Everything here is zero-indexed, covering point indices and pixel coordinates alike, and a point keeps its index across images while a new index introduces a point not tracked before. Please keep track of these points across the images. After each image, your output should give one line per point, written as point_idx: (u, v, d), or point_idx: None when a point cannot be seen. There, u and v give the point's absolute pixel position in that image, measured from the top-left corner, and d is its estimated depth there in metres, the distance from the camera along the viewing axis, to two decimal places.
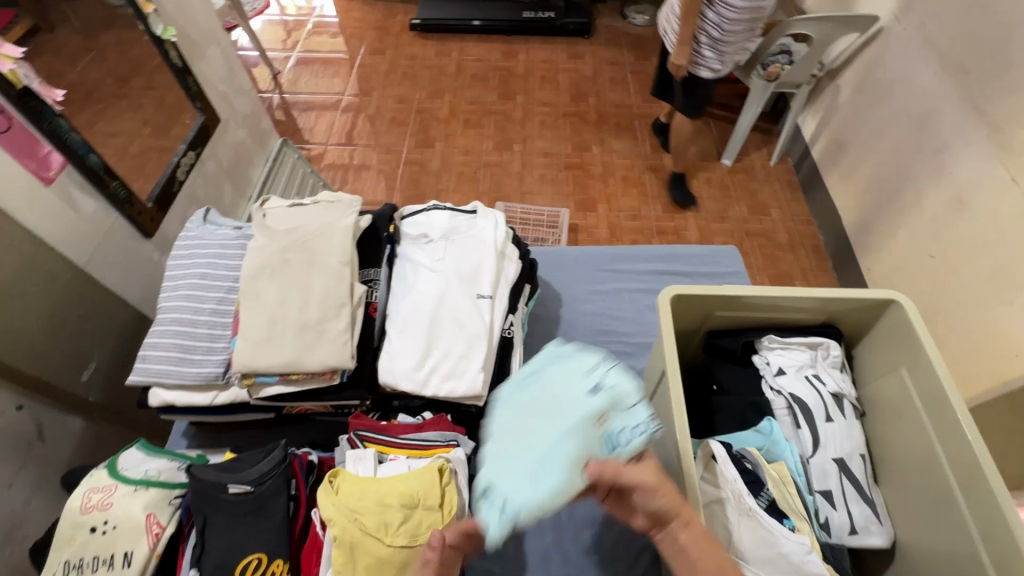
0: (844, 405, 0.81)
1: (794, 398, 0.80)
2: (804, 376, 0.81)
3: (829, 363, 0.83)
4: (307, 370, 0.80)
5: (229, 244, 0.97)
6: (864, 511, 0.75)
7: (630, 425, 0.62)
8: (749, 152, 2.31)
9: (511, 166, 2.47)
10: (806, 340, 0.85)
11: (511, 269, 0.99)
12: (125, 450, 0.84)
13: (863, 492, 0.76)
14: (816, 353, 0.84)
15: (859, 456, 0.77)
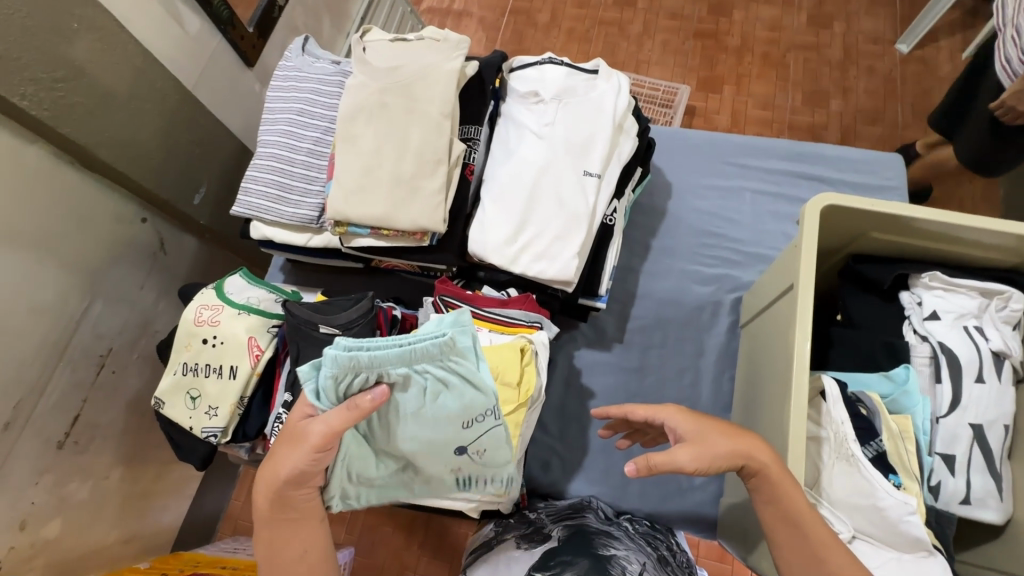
0: (1003, 366, 0.67)
1: (942, 347, 0.68)
2: (961, 327, 0.68)
3: (1001, 316, 0.68)
4: (398, 227, 0.77)
5: (327, 80, 0.90)
6: (987, 486, 0.65)
7: (495, 477, 0.72)
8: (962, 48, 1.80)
9: (630, 28, 2.18)
10: (981, 285, 0.69)
11: (627, 146, 0.85)
12: (230, 276, 0.89)
13: (993, 467, 0.66)
14: (988, 301, 0.69)
15: (1004, 427, 0.66)
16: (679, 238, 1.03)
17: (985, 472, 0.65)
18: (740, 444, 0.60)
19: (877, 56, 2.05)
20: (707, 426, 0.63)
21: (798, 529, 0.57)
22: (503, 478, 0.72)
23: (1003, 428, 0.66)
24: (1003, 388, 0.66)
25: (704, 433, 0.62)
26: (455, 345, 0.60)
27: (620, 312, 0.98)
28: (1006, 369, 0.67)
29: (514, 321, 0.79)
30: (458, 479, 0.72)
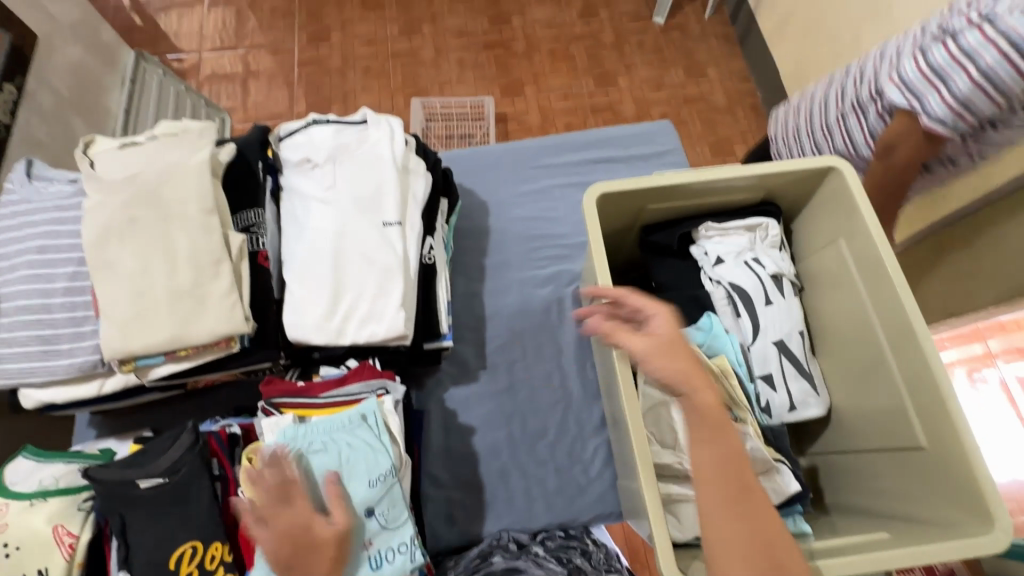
0: (784, 284, 0.77)
1: (733, 286, 0.76)
2: (742, 263, 0.77)
3: (768, 243, 0.78)
4: (195, 343, 0.69)
5: (65, 203, 0.79)
6: (803, 387, 0.75)
7: (393, 545, 0.68)
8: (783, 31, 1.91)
9: (423, 53, 2.23)
10: (744, 222, 0.79)
11: (420, 185, 0.85)
12: (13, 460, 0.74)
13: (802, 371, 0.75)
14: (754, 235, 0.79)
15: (800, 334, 0.76)
16: (509, 249, 1.06)
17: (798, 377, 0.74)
18: (689, 370, 0.59)
19: (642, 31, 2.30)
20: (676, 342, 0.61)
21: (724, 464, 0.56)
22: (406, 540, 0.68)
23: (797, 336, 0.76)
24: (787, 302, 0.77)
25: (669, 350, 0.60)
26: (363, 414, 0.72)
27: (476, 339, 0.98)
28: (785, 286, 0.77)
29: (358, 398, 0.75)
30: (370, 558, 0.66)
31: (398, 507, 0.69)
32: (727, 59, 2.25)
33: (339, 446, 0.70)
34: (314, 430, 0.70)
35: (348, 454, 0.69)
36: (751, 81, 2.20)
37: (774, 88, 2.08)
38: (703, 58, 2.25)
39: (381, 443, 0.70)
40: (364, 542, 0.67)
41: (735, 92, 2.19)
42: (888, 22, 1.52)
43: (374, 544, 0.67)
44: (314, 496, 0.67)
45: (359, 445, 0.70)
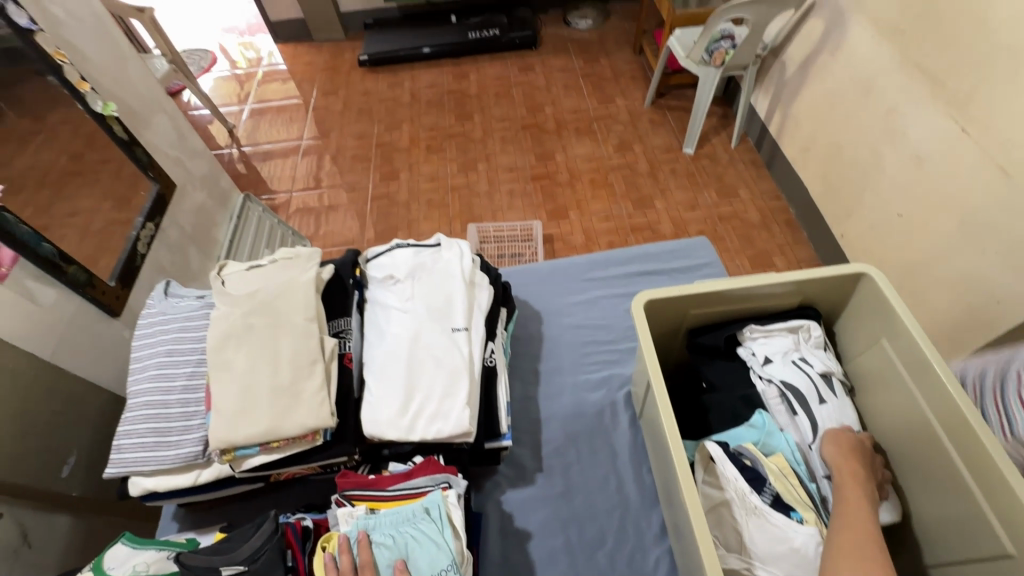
0: (834, 384, 0.80)
1: (786, 384, 0.78)
2: (791, 362, 0.80)
3: (813, 344, 0.82)
4: (286, 435, 0.77)
5: (192, 315, 0.95)
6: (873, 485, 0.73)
7: None
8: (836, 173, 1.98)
9: (478, 186, 2.55)
10: (787, 325, 0.83)
11: (483, 296, 0.97)
12: (112, 547, 0.81)
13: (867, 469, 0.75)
14: (799, 336, 0.83)
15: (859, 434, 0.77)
16: (562, 355, 1.13)
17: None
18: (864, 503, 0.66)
19: (674, 160, 2.56)
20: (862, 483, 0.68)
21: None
22: None
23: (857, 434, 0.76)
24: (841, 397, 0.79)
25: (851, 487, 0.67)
26: (427, 507, 0.75)
27: (532, 441, 1.02)
28: (837, 383, 0.80)
29: (423, 491, 0.79)
30: None
31: None
32: (757, 181, 2.44)
33: (404, 536, 0.73)
34: (383, 522, 0.74)
35: (412, 546, 0.72)
36: (783, 199, 2.35)
37: (806, 204, 2.21)
38: (734, 181, 2.45)
39: (443, 537, 0.72)
40: None
41: (768, 209, 2.33)
42: (904, 145, 1.66)
43: None
44: None
45: (424, 536, 0.72)
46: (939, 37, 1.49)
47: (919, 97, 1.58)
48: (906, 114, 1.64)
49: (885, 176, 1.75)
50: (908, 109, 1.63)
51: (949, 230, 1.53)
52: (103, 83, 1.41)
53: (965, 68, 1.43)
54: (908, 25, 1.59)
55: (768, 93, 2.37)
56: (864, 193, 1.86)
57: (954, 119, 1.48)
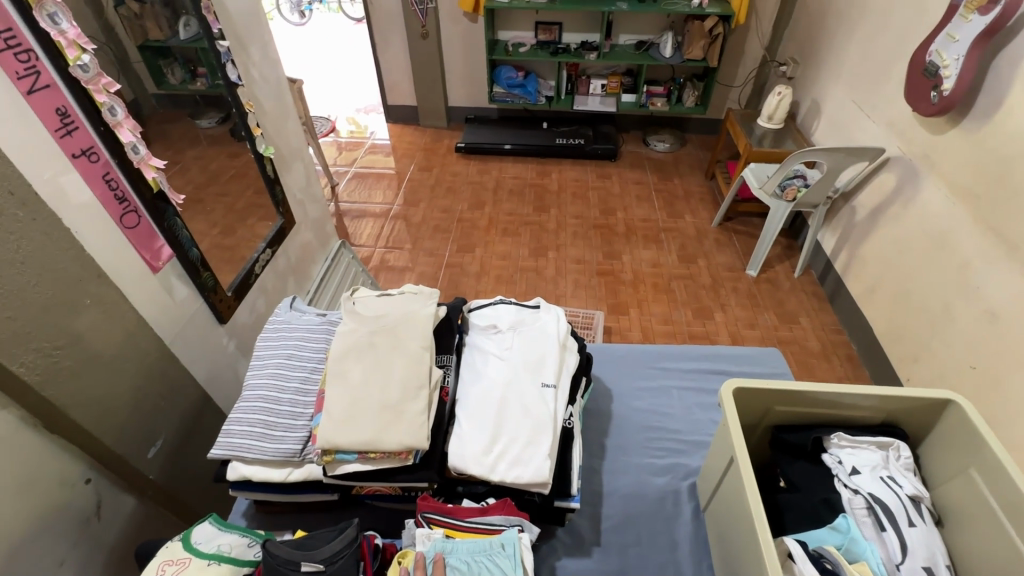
0: (923, 509, 0.79)
1: (873, 497, 0.79)
2: (879, 477, 0.81)
3: (902, 464, 0.84)
4: (385, 449, 0.84)
5: (315, 328, 1.07)
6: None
7: None
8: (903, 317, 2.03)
9: (546, 271, 2.71)
10: (874, 439, 0.85)
11: (573, 360, 1.05)
12: (199, 524, 0.86)
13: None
14: (887, 453, 0.85)
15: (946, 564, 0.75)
16: (628, 435, 1.16)
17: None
18: None
19: (736, 279, 2.66)
20: None
21: None
22: None
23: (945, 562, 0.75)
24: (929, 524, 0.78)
25: None
26: (502, 543, 0.80)
27: (592, 512, 1.03)
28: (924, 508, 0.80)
29: (497, 529, 0.84)
30: None
31: None
32: (819, 313, 2.48)
33: (477, 566, 0.78)
34: (459, 549, 0.79)
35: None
36: (844, 334, 2.37)
37: (869, 343, 2.22)
38: (795, 308, 2.50)
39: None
40: None
41: (829, 341, 2.35)
42: (978, 300, 1.70)
43: None
44: None
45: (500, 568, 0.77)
46: (1017, 203, 1.58)
47: (996, 257, 1.64)
48: (981, 271, 1.69)
49: (958, 327, 1.77)
50: (985, 267, 1.68)
51: None
52: (269, 131, 1.69)
53: None
54: (984, 191, 1.69)
55: (836, 232, 2.49)
56: (935, 340, 1.87)
57: None
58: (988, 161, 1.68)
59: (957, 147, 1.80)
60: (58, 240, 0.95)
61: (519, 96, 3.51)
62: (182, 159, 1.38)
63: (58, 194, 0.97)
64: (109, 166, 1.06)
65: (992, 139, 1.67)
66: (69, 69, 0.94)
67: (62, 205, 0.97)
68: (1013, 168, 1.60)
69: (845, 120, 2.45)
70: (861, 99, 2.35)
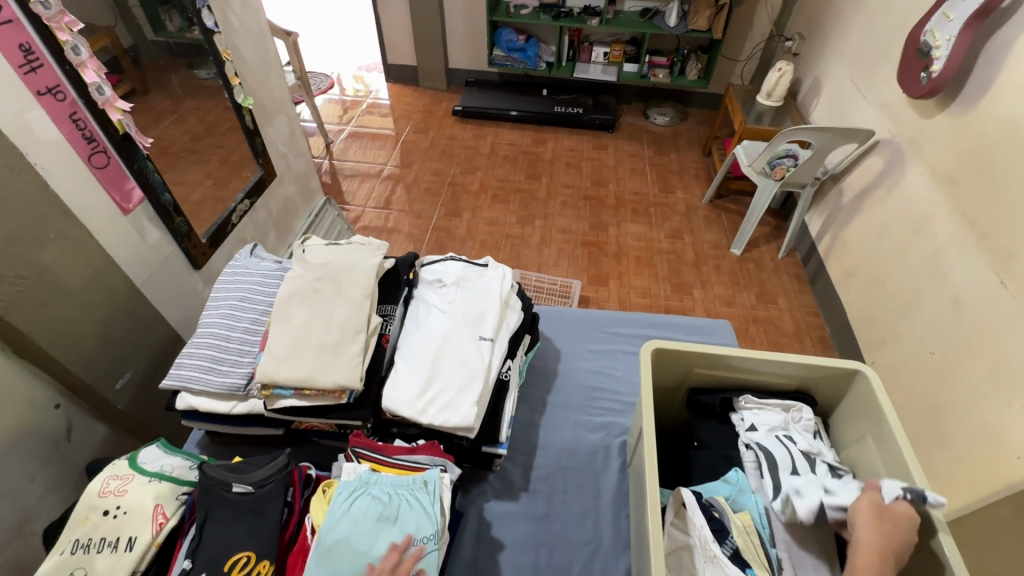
0: (816, 464, 0.81)
1: (761, 448, 0.83)
2: (775, 436, 0.84)
3: (801, 426, 0.87)
4: (320, 387, 0.89)
5: (269, 274, 1.11)
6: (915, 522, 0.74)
7: None
8: (878, 302, 2.02)
9: (531, 239, 2.73)
10: (781, 403, 0.90)
11: (513, 317, 1.09)
12: (146, 446, 0.93)
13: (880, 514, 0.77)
14: (789, 415, 0.88)
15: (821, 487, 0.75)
16: (570, 393, 1.21)
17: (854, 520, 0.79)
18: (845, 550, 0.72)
19: (720, 257, 2.67)
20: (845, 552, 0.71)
21: None
22: None
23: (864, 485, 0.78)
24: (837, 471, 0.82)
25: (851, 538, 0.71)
26: (425, 481, 0.84)
27: (524, 461, 1.09)
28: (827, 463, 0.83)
29: (421, 467, 0.89)
30: None
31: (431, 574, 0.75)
32: (797, 294, 2.50)
33: (399, 498, 0.81)
34: (383, 481, 0.83)
35: (404, 510, 0.80)
36: (820, 317, 2.40)
37: (841, 326, 2.24)
38: (775, 289, 2.52)
39: (432, 509, 0.81)
40: None
41: (804, 322, 2.38)
42: (945, 287, 1.71)
43: None
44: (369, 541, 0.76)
45: (418, 497, 0.81)
46: (990, 190, 1.57)
47: (965, 245, 1.65)
48: (950, 258, 1.70)
49: (924, 313, 1.78)
50: (954, 254, 1.68)
51: (977, 377, 1.53)
52: (250, 81, 1.69)
53: (1010, 225, 1.49)
54: (962, 178, 1.68)
55: (823, 215, 2.47)
56: (901, 324, 1.88)
57: (996, 271, 1.53)
58: (969, 147, 1.66)
59: (943, 132, 1.77)
60: (21, 174, 0.99)
61: (519, 61, 3.45)
62: (178, 109, 1.50)
63: (23, 131, 1.00)
64: (76, 105, 1.08)
65: (976, 125, 1.65)
66: (30, 6, 0.96)
67: (26, 141, 1.00)
68: (991, 155, 1.58)
69: (843, 100, 2.40)
70: (859, 79, 2.30)
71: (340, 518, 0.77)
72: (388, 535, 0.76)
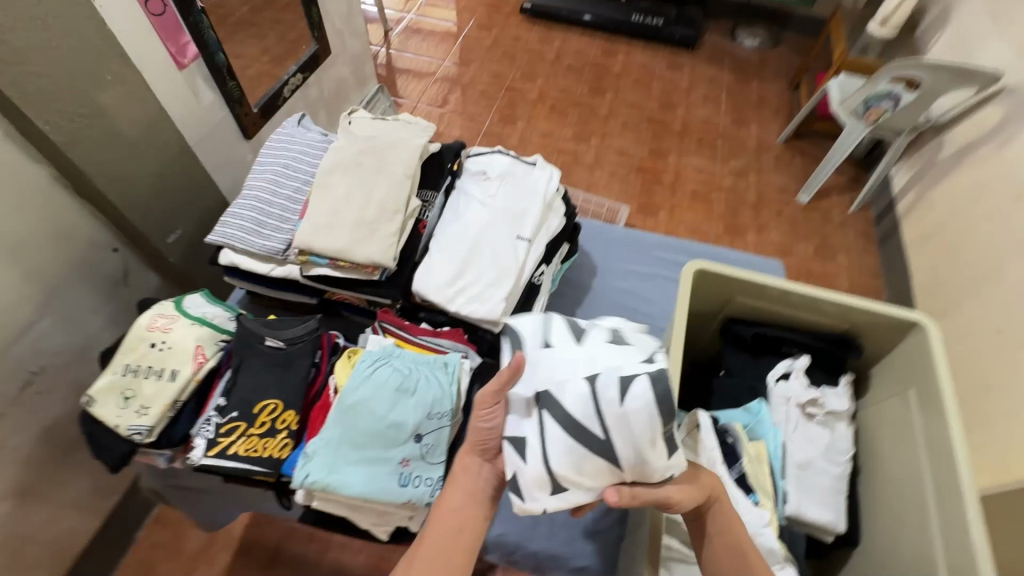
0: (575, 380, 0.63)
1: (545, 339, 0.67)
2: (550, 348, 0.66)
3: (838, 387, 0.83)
4: (354, 260, 0.90)
5: (314, 145, 1.09)
6: (653, 387, 0.60)
7: (424, 475, 0.77)
8: (951, 271, 1.86)
9: (584, 157, 2.61)
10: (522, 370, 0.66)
11: (555, 222, 1.05)
12: (190, 295, 0.97)
13: (621, 374, 0.61)
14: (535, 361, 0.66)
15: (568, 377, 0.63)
16: (601, 310, 1.19)
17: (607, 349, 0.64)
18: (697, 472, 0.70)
19: (784, 202, 2.48)
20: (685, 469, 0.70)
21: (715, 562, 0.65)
22: (434, 478, 0.77)
23: (593, 428, 0.60)
24: (551, 411, 0.62)
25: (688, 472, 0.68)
26: (446, 362, 0.85)
27: None
28: (538, 417, 0.63)
29: (442, 350, 0.91)
30: (401, 475, 0.76)
31: (441, 446, 0.79)
32: (861, 253, 2.32)
33: (417, 372, 0.83)
34: (405, 356, 0.85)
35: (422, 385, 0.82)
36: (880, 281, 2.24)
37: (902, 293, 2.09)
38: (837, 245, 2.35)
39: (449, 388, 0.82)
40: (404, 461, 0.77)
41: (860, 283, 2.23)
42: None
43: (411, 465, 0.77)
44: (387, 407, 0.79)
45: (436, 376, 0.83)
46: None
47: None
48: None
49: (1001, 289, 1.62)
50: None
51: None
52: None
53: None
54: None
55: (912, 170, 2.23)
56: (971, 298, 1.73)
57: None
58: None
59: None
60: (79, 9, 0.98)
61: None
62: None
63: None
64: None
65: None
66: None
67: None
68: None
69: (971, 38, 2.06)
70: (1000, 12, 1.95)
71: (363, 383, 0.81)
72: (406, 406, 0.80)
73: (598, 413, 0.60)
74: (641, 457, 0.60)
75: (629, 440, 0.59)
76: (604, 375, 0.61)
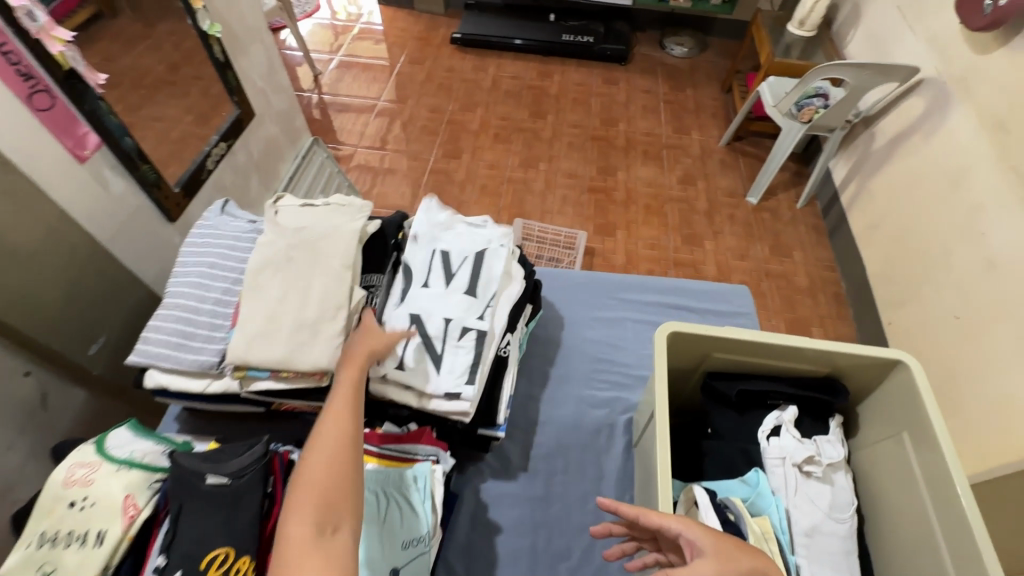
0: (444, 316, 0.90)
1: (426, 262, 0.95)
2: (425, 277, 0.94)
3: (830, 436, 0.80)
4: (298, 369, 0.80)
5: (241, 236, 0.99)
6: (479, 339, 0.89)
7: None
8: (902, 259, 1.90)
9: (534, 184, 2.57)
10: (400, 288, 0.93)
11: (514, 287, 0.99)
12: (114, 429, 0.85)
13: (464, 323, 0.90)
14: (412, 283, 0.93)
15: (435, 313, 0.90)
16: (574, 365, 1.13)
17: (458, 302, 0.91)
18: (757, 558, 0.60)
19: (734, 205, 2.51)
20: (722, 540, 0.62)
21: None
22: None
23: (432, 347, 0.88)
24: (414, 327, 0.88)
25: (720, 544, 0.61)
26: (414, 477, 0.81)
27: (523, 439, 1.03)
28: (411, 337, 0.86)
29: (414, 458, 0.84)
30: None
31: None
32: (815, 247, 2.37)
33: (388, 501, 0.78)
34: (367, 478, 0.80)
35: (392, 510, 0.77)
36: (836, 272, 2.28)
37: (859, 283, 2.14)
38: (791, 241, 2.38)
39: (424, 506, 0.78)
40: None
41: (819, 277, 2.27)
42: (980, 247, 1.59)
43: None
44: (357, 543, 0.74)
45: (406, 496, 0.79)
46: None
47: (1008, 203, 1.51)
48: (990, 215, 1.56)
49: (952, 274, 1.67)
50: (994, 212, 1.55)
51: (1003, 344, 1.45)
52: (216, 3, 1.46)
53: None
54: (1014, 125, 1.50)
55: (849, 161, 2.29)
56: (925, 285, 1.77)
57: None
58: None
59: (998, 71, 1.58)
60: None
61: None
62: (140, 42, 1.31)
63: None
64: (4, 35, 0.91)
65: None
66: None
67: None
68: None
69: (885, 32, 2.15)
70: (908, 6, 2.04)
71: None
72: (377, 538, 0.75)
73: (435, 338, 0.88)
74: (452, 376, 0.86)
75: (449, 363, 0.87)
76: (453, 322, 0.89)
